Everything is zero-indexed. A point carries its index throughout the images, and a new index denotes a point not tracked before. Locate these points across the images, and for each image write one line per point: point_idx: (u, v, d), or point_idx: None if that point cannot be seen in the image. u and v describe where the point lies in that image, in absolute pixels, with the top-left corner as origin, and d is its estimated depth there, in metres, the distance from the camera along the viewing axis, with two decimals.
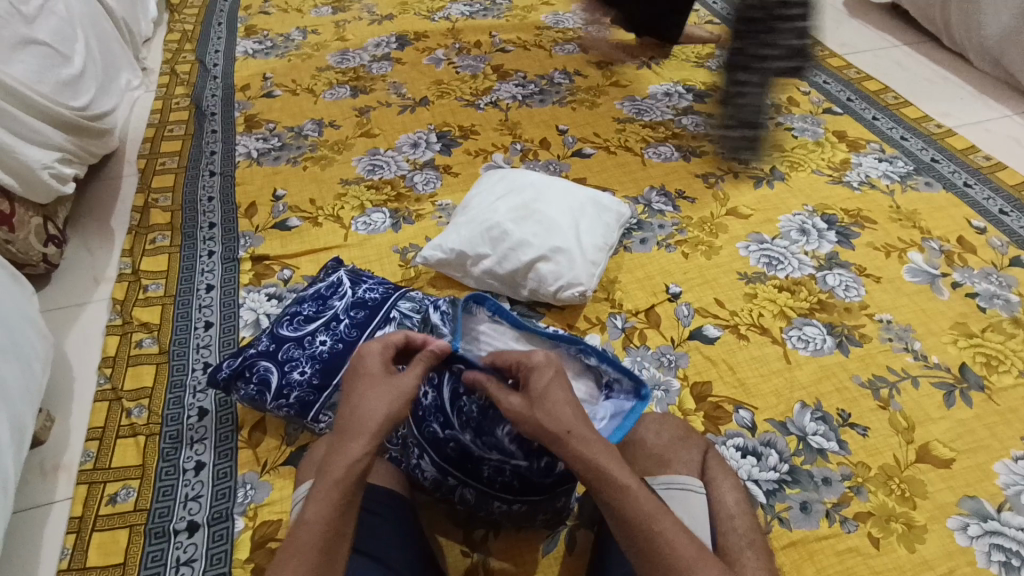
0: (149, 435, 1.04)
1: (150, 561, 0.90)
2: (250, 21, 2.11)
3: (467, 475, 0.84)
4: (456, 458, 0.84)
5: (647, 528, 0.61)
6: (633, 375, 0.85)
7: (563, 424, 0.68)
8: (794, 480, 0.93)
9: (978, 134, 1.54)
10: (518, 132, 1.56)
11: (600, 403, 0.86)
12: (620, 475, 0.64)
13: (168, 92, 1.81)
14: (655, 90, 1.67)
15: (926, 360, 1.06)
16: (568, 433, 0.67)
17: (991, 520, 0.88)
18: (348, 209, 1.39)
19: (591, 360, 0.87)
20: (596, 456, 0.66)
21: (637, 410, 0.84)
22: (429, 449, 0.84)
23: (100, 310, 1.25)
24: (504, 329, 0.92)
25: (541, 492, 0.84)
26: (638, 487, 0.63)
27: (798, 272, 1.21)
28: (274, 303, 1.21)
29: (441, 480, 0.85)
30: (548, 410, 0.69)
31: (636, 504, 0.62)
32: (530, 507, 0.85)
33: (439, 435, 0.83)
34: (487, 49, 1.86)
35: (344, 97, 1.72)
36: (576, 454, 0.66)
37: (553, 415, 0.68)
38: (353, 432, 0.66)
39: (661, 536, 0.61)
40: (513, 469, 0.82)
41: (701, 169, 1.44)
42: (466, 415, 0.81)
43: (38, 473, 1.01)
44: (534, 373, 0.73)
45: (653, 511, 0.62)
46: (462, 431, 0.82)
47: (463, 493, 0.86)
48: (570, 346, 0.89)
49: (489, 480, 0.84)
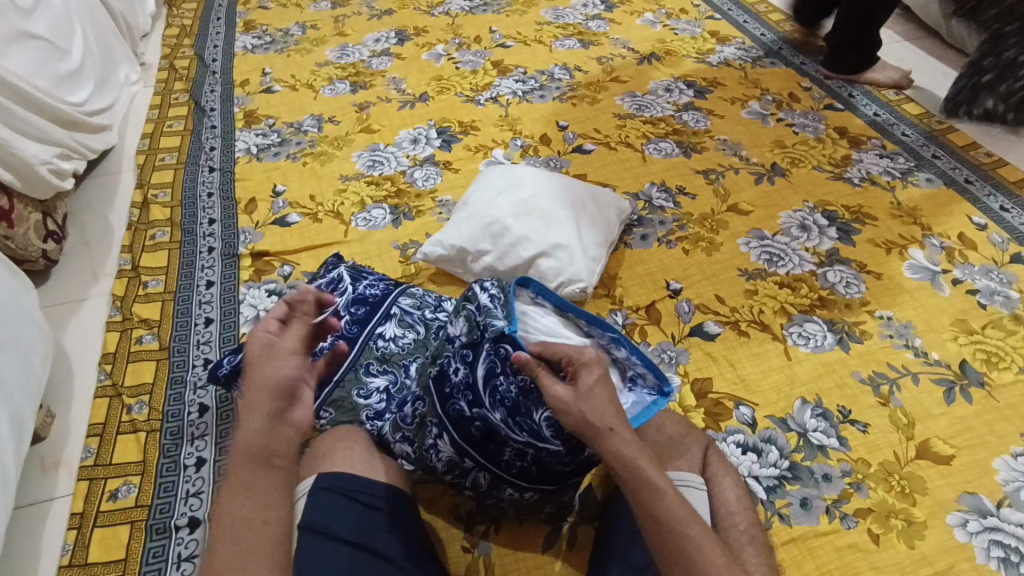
0: (150, 431, 1.04)
1: (151, 557, 0.90)
2: (249, 16, 2.10)
3: (486, 458, 0.82)
4: (478, 439, 0.81)
5: (677, 531, 0.62)
6: (657, 371, 0.84)
7: (605, 420, 0.67)
8: (794, 476, 0.93)
9: (979, 130, 1.54)
10: (518, 128, 1.55)
11: (622, 394, 0.84)
12: (657, 478, 0.65)
13: (166, 86, 1.79)
14: (655, 86, 1.67)
15: (926, 356, 1.06)
16: (610, 429, 0.67)
17: (990, 516, 0.88)
18: (348, 205, 1.38)
19: (622, 352, 0.84)
20: (635, 455, 0.66)
21: (659, 405, 0.82)
22: (450, 428, 0.81)
23: (99, 306, 1.25)
24: (545, 312, 0.87)
25: (553, 482, 0.84)
26: (672, 491, 0.64)
27: (798, 269, 1.21)
28: (275, 300, 1.21)
29: (456, 462, 0.83)
30: (595, 403, 0.68)
31: (669, 507, 0.63)
32: (541, 495, 0.86)
33: (464, 414, 0.80)
34: (487, 44, 1.86)
35: (343, 92, 1.71)
36: (615, 450, 0.66)
37: (599, 409, 0.68)
38: (251, 406, 0.70)
39: (692, 540, 0.61)
40: (536, 454, 0.80)
41: (701, 165, 1.44)
42: (498, 396, 0.77)
43: (38, 470, 1.01)
44: (584, 366, 0.72)
45: (685, 515, 0.63)
46: (492, 411, 0.78)
47: (477, 477, 0.85)
48: (604, 335, 0.85)
49: (508, 465, 0.82)
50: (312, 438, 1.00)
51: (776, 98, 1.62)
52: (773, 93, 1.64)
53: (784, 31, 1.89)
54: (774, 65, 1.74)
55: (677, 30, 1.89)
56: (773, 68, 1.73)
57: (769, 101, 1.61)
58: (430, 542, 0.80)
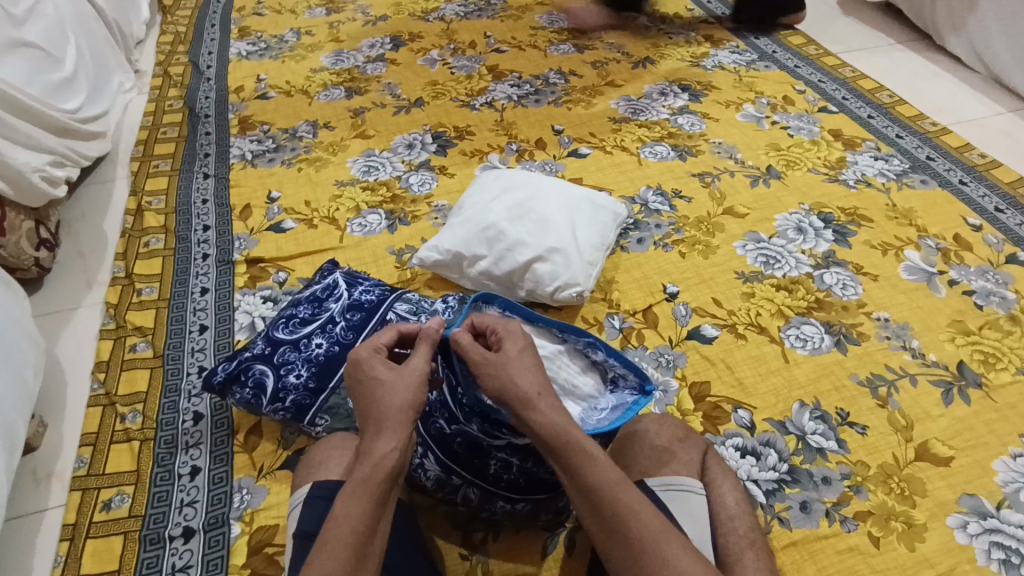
0: (144, 440, 1.03)
1: (145, 568, 0.89)
2: (243, 23, 2.10)
3: (472, 473, 0.85)
4: (463, 455, 0.85)
5: (610, 495, 0.63)
6: (638, 372, 0.91)
7: (532, 387, 0.72)
8: (793, 479, 0.93)
9: (973, 131, 1.54)
10: (513, 133, 1.55)
11: (606, 395, 0.92)
12: (587, 443, 0.67)
13: (161, 94, 1.79)
14: (650, 89, 1.67)
15: (924, 358, 1.06)
16: (539, 396, 0.71)
17: (989, 518, 0.88)
18: (344, 211, 1.38)
19: (599, 356, 0.91)
20: (566, 424, 0.69)
21: (640, 403, 0.90)
22: (435, 447, 0.85)
23: (93, 314, 1.24)
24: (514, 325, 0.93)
25: (545, 491, 0.86)
26: (605, 458, 0.66)
27: (795, 271, 1.21)
28: (269, 306, 1.20)
29: (445, 479, 0.85)
30: (513, 372, 0.73)
31: (603, 471, 0.65)
32: (534, 506, 0.86)
33: (445, 432, 0.85)
34: (481, 49, 1.86)
35: (338, 98, 1.71)
36: (542, 418, 0.69)
37: (523, 380, 0.72)
38: (382, 428, 0.67)
39: (625, 505, 0.62)
40: (521, 461, 0.84)
41: (697, 168, 1.44)
42: (468, 407, 0.82)
43: (30, 480, 1.00)
44: (501, 339, 0.78)
45: (614, 480, 0.64)
46: (468, 424, 0.83)
47: (466, 493, 0.85)
48: (581, 341, 0.92)
49: (495, 479, 0.85)
50: (308, 446, 0.99)
51: (770, 101, 1.62)
52: (768, 96, 1.64)
53: (779, 35, 1.90)
54: (769, 68, 1.75)
55: (671, 34, 1.90)
56: (767, 72, 1.73)
57: (763, 104, 1.61)
58: (427, 551, 0.79)
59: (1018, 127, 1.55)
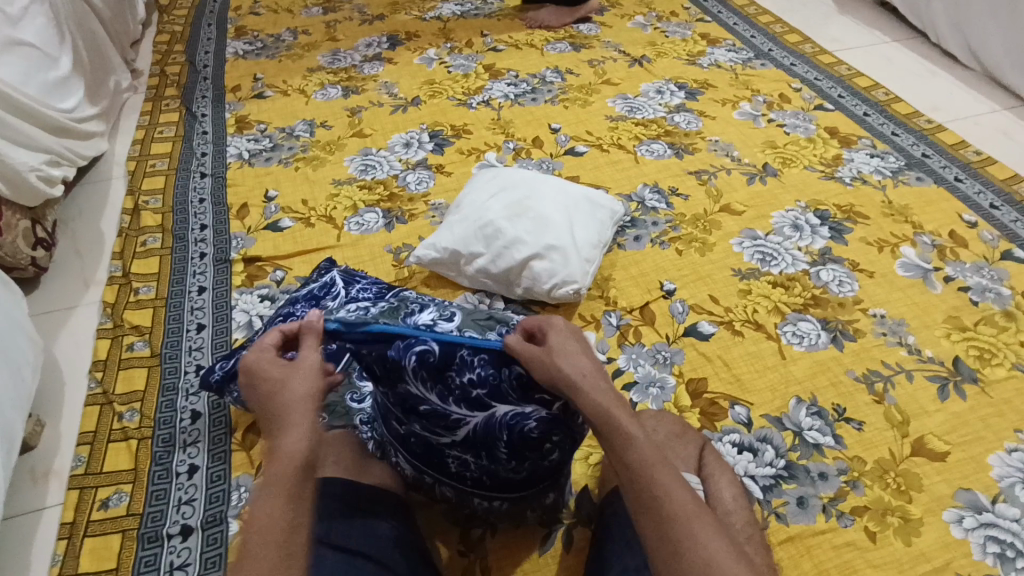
0: (142, 438, 1.03)
1: (143, 566, 0.89)
2: (240, 22, 2.10)
3: (441, 473, 0.81)
4: (422, 455, 0.80)
5: (646, 477, 0.57)
6: None
7: (576, 368, 0.64)
8: (790, 475, 0.93)
9: (968, 128, 1.55)
10: (510, 131, 1.55)
11: None
12: (625, 421, 0.61)
13: (157, 93, 1.79)
14: (646, 88, 1.67)
15: (920, 354, 1.07)
16: (583, 379, 0.63)
17: (985, 512, 0.88)
18: (342, 209, 1.38)
19: None
20: (605, 407, 0.61)
21: None
22: (401, 448, 0.82)
23: (90, 314, 1.24)
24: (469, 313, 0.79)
25: (518, 489, 0.82)
26: (644, 438, 0.60)
27: (791, 268, 1.21)
28: (267, 305, 1.20)
29: (419, 478, 0.84)
30: (556, 354, 0.64)
31: (639, 449, 0.59)
32: (511, 504, 0.84)
33: (400, 431, 0.79)
34: (478, 48, 1.86)
35: (335, 97, 1.71)
36: (587, 398, 0.62)
37: (567, 363, 0.64)
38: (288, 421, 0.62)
39: (661, 487, 0.57)
40: (476, 461, 0.77)
41: (694, 166, 1.44)
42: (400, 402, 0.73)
43: (27, 480, 1.00)
44: (546, 331, 0.67)
45: (652, 461, 0.58)
46: (413, 424, 0.76)
47: (442, 491, 0.84)
48: None
49: (460, 477, 0.81)
50: None
51: (767, 99, 1.63)
52: (765, 94, 1.65)
53: (774, 33, 1.91)
54: (764, 66, 1.75)
55: (667, 32, 1.91)
56: (763, 70, 1.74)
57: (760, 102, 1.62)
58: (426, 548, 0.79)
59: (1013, 124, 1.55)
